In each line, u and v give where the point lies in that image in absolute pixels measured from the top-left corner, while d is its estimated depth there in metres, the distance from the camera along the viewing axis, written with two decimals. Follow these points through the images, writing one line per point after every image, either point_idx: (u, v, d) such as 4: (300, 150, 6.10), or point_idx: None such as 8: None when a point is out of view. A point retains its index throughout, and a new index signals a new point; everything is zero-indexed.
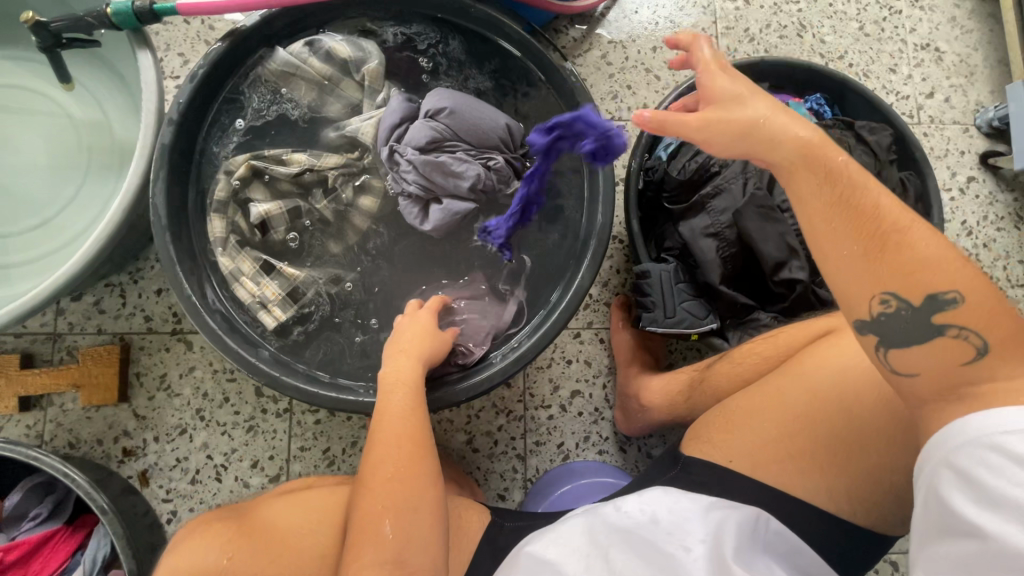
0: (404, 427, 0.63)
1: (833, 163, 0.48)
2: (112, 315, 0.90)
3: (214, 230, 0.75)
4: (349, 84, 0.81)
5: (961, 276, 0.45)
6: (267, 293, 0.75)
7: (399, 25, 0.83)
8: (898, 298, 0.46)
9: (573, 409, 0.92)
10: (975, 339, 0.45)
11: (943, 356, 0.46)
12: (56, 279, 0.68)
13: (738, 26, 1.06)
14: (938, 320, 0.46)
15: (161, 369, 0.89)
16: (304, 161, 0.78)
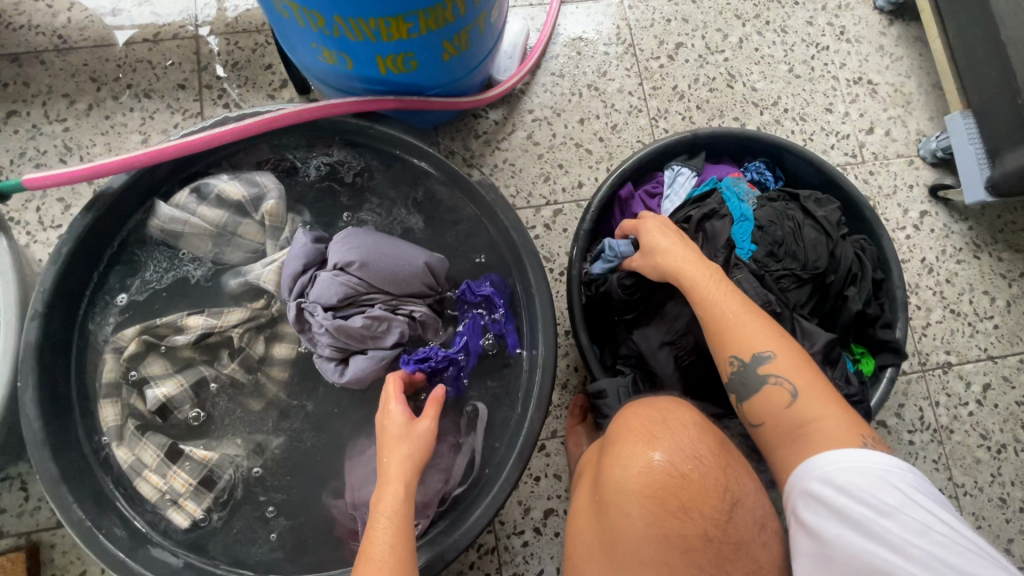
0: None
1: (686, 263, 0.65)
2: (14, 513, 0.79)
3: (107, 420, 0.65)
4: (249, 228, 0.72)
5: (773, 338, 0.59)
6: (176, 485, 0.65)
7: (292, 154, 0.75)
8: (739, 357, 0.59)
9: (548, 531, 0.85)
10: (789, 385, 0.57)
11: (770, 403, 0.58)
12: None
13: (665, 85, 1.00)
14: (765, 372, 0.58)
15: (78, 566, 0.78)
16: (200, 325, 0.67)
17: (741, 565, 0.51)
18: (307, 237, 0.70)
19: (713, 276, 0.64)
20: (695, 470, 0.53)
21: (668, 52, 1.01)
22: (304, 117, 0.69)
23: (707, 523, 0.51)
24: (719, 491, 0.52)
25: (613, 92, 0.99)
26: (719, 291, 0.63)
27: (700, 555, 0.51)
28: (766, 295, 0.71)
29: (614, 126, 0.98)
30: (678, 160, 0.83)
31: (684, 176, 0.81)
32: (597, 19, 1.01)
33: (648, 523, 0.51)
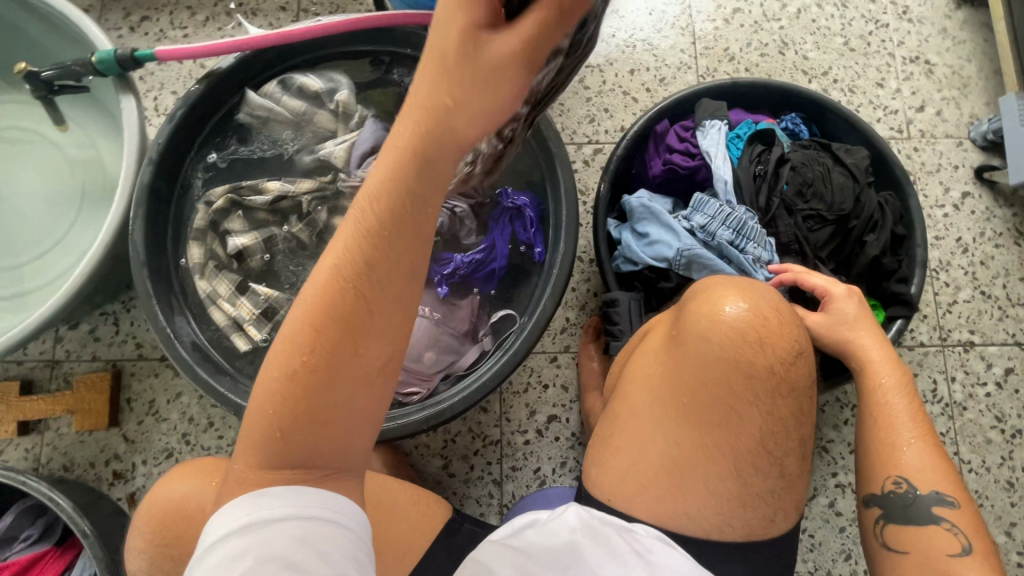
0: (331, 310, 0.43)
1: (871, 346, 0.61)
2: (105, 343, 0.94)
3: (193, 257, 0.79)
4: (324, 117, 0.84)
5: (953, 479, 0.53)
6: (242, 312, 0.78)
7: (369, 61, 0.85)
8: (909, 482, 0.54)
9: (549, 434, 0.92)
10: (963, 536, 0.50)
11: (928, 538, 0.51)
12: (39, 317, 0.73)
13: (717, 46, 1.05)
14: (938, 512, 0.52)
15: (150, 394, 0.93)
16: (277, 188, 0.80)
17: (790, 402, 0.53)
18: (375, 122, 0.82)
19: (916, 398, 0.58)
20: (775, 318, 0.54)
21: (724, 17, 1.06)
22: (384, 25, 0.78)
23: (778, 359, 0.53)
24: (792, 340, 0.54)
25: (665, 48, 1.05)
26: (888, 370, 0.60)
27: (758, 391, 0.52)
28: (794, 233, 0.77)
29: (662, 79, 1.04)
30: (706, 114, 0.84)
31: (717, 130, 0.83)
32: None
33: (720, 349, 0.52)
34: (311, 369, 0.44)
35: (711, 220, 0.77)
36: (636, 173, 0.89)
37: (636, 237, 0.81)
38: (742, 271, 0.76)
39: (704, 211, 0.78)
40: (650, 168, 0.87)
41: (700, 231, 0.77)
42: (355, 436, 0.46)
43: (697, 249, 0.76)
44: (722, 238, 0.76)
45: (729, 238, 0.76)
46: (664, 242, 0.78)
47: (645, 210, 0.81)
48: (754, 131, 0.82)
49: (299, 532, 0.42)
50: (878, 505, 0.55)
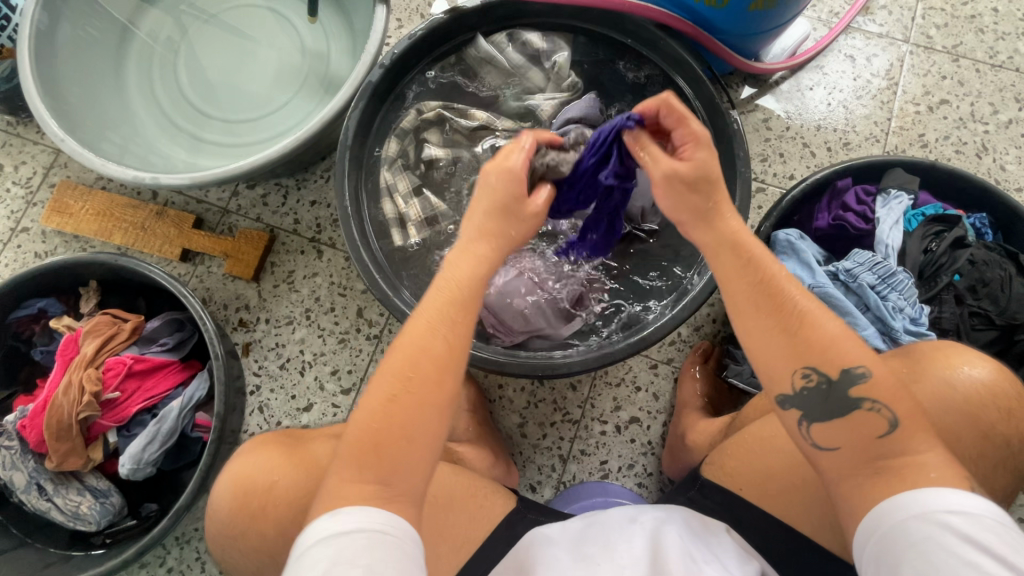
0: (392, 378, 0.52)
1: None
2: (271, 209, 1.04)
3: (389, 150, 0.91)
4: (537, 73, 0.93)
5: (863, 353, 0.50)
6: (410, 212, 0.91)
7: (588, 42, 0.92)
8: (820, 374, 0.50)
9: (626, 434, 0.93)
10: (890, 413, 0.48)
11: (859, 427, 0.49)
12: (252, 163, 0.85)
13: (913, 129, 1.03)
14: (854, 395, 0.49)
15: (290, 265, 1.02)
16: (484, 118, 0.93)
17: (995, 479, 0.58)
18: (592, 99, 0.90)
19: None
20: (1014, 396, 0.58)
21: (929, 104, 1.04)
22: (623, 9, 0.84)
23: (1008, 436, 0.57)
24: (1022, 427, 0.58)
25: (859, 116, 1.04)
26: None
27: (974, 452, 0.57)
28: (958, 322, 0.74)
29: (846, 144, 1.03)
30: (895, 183, 0.84)
31: (898, 202, 0.81)
32: (874, 51, 1.07)
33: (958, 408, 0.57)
34: (389, 403, 0.51)
35: (858, 268, 0.73)
36: (797, 220, 0.90)
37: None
38: (876, 320, 0.70)
39: (852, 258, 0.74)
40: (816, 220, 0.86)
41: (842, 273, 0.74)
42: (406, 477, 0.50)
43: (829, 289, 0.73)
44: (863, 281, 0.71)
45: (871, 283, 0.71)
46: (798, 277, 0.76)
47: (788, 245, 0.81)
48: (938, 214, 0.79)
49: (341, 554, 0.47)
50: (792, 404, 0.51)
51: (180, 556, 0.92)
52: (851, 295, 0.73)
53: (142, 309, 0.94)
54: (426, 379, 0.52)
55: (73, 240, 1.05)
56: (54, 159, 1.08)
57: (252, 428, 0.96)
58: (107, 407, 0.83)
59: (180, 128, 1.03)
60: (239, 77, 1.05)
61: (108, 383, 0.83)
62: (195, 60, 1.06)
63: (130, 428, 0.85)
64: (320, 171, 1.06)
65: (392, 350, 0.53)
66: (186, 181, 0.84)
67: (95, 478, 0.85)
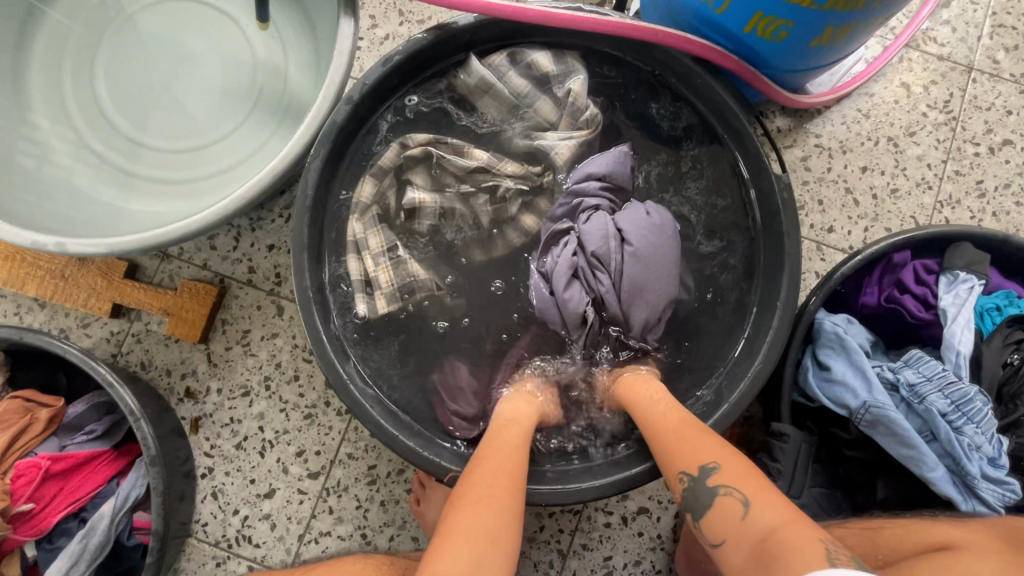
0: (491, 478, 0.55)
1: None
2: (220, 255, 0.87)
3: (362, 194, 0.73)
4: (547, 104, 0.76)
5: (719, 448, 0.54)
6: (380, 278, 0.73)
7: (605, 72, 0.76)
8: (687, 473, 0.53)
9: (633, 527, 0.82)
10: (742, 496, 0.50)
11: (723, 517, 0.50)
12: (182, 228, 0.65)
13: (970, 174, 0.90)
14: (711, 484, 0.52)
15: (245, 324, 0.86)
16: (483, 159, 0.74)
17: None
18: (628, 155, 0.76)
19: None
20: None
21: (990, 144, 0.91)
22: (653, 38, 0.68)
23: None
24: None
25: (911, 156, 0.90)
26: None
27: None
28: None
29: (895, 189, 0.89)
30: (961, 262, 0.70)
31: (967, 289, 0.69)
32: (933, 76, 0.92)
33: None
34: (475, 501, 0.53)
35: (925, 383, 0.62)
36: (840, 292, 0.75)
37: (814, 365, 0.68)
38: (946, 452, 0.60)
39: (920, 369, 0.62)
40: (863, 295, 0.73)
41: (904, 386, 0.62)
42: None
43: (891, 410, 0.61)
44: (936, 408, 0.60)
45: (943, 409, 0.60)
46: (850, 386, 0.64)
47: (836, 340, 0.67)
48: (1016, 312, 0.66)
49: None
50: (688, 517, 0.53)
51: None
52: (912, 417, 0.62)
53: (64, 386, 0.78)
54: (503, 483, 0.55)
55: None
56: None
57: (205, 517, 0.83)
58: (20, 519, 0.69)
59: (102, 155, 0.84)
60: (175, 89, 0.85)
61: (19, 492, 0.68)
62: (116, 66, 0.85)
63: (52, 539, 0.71)
64: (279, 208, 0.88)
65: (475, 465, 0.58)
66: (102, 250, 0.66)
67: None
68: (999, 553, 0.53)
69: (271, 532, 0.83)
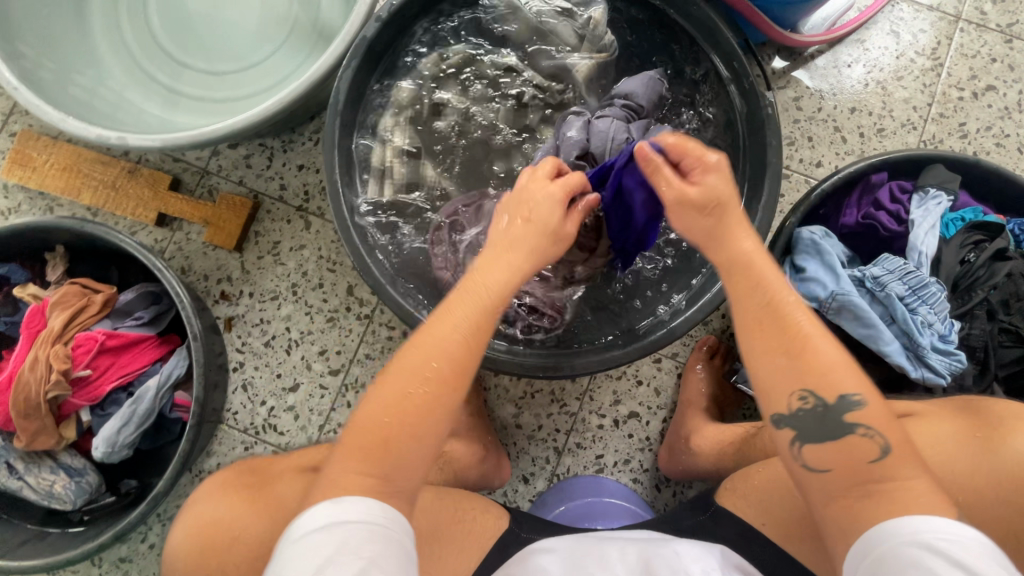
0: (435, 361, 0.51)
1: None
2: (255, 173, 0.96)
3: (398, 99, 0.82)
4: (564, 28, 0.82)
5: (861, 381, 0.49)
6: (392, 170, 0.83)
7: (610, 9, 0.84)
8: (817, 397, 0.48)
9: (624, 429, 0.90)
10: (883, 440, 0.47)
11: (849, 452, 0.48)
12: (229, 126, 0.74)
13: (953, 117, 0.96)
14: (848, 420, 0.48)
15: (276, 235, 0.95)
16: (511, 64, 0.83)
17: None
18: (661, 83, 0.81)
19: None
20: None
21: (974, 90, 0.96)
22: None
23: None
24: None
25: (897, 99, 0.96)
26: None
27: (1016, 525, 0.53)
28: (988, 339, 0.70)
29: (881, 129, 0.95)
30: (934, 181, 0.77)
31: (935, 203, 0.75)
32: (921, 25, 0.98)
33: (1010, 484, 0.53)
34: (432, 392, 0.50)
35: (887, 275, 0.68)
36: (823, 213, 0.83)
37: (792, 271, 0.75)
38: (901, 331, 0.65)
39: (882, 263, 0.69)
40: (842, 214, 0.80)
41: (868, 279, 0.68)
42: (410, 471, 0.49)
43: (853, 296, 0.68)
44: (892, 290, 0.66)
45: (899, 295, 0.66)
46: (820, 281, 0.71)
47: (810, 245, 0.74)
48: (979, 220, 0.73)
49: (367, 532, 0.44)
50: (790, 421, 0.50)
51: (161, 533, 0.89)
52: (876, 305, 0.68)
53: (115, 279, 0.87)
54: (458, 365, 0.51)
55: (38, 197, 0.97)
56: (14, 105, 0.98)
57: (235, 406, 0.92)
58: (78, 385, 0.78)
59: (152, 78, 0.93)
60: (220, 18, 0.94)
61: (78, 360, 0.77)
62: None
63: (105, 407, 0.80)
64: (309, 132, 0.97)
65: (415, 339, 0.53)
66: (157, 145, 0.75)
67: (69, 456, 0.81)
68: (945, 412, 0.60)
69: (294, 422, 0.91)
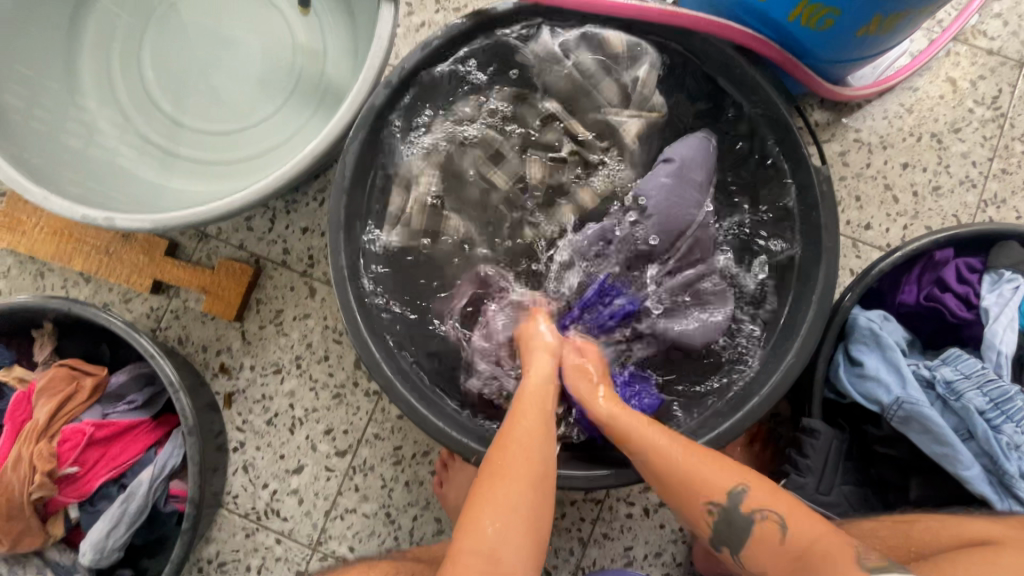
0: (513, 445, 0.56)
1: None
2: (256, 236, 0.90)
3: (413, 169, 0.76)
4: (609, 86, 0.77)
5: (737, 469, 0.56)
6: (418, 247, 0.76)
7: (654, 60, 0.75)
8: (716, 505, 0.54)
9: (655, 518, 0.82)
10: (777, 518, 0.52)
11: (761, 545, 0.52)
12: (226, 205, 0.68)
13: (1017, 173, 0.87)
14: (745, 511, 0.53)
15: (279, 304, 0.89)
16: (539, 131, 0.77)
17: None
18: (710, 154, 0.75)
19: None
20: None
21: None
22: (695, 26, 0.68)
23: None
24: None
25: (955, 153, 0.88)
26: None
27: None
28: None
29: (937, 187, 0.87)
30: (1007, 262, 0.68)
31: (1011, 288, 0.67)
32: (981, 71, 0.89)
33: None
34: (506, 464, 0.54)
35: (962, 381, 0.60)
36: (876, 288, 0.74)
37: (846, 362, 0.67)
38: (983, 450, 0.59)
39: (957, 366, 0.61)
40: (900, 292, 0.72)
41: (940, 383, 0.61)
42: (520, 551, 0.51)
43: (924, 406, 0.60)
44: (972, 404, 0.59)
45: (979, 406, 0.59)
46: (883, 382, 0.63)
47: (870, 337, 0.66)
48: None
49: None
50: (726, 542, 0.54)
51: None
52: (948, 414, 0.61)
53: (107, 358, 0.81)
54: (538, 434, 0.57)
55: (28, 261, 0.91)
56: None
57: (236, 489, 0.86)
58: (66, 482, 0.72)
59: (146, 135, 0.87)
60: (218, 71, 0.87)
61: (65, 456, 0.72)
62: (163, 49, 0.88)
63: (94, 503, 0.74)
64: (314, 191, 0.90)
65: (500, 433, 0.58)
66: (148, 226, 0.68)
67: (57, 553, 0.75)
68: None
69: (298, 507, 0.85)
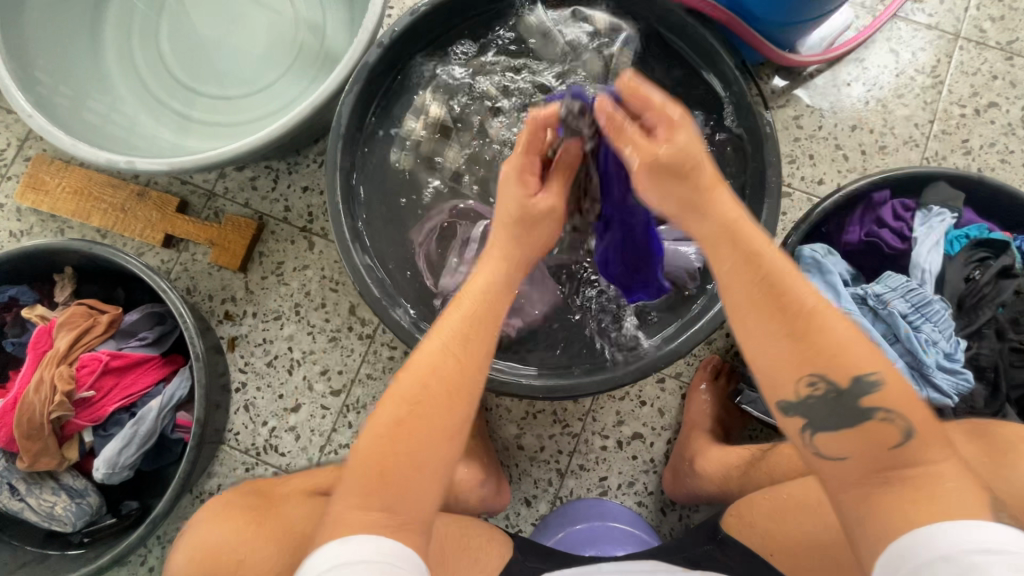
0: (412, 387, 0.47)
1: None
2: (260, 195, 0.97)
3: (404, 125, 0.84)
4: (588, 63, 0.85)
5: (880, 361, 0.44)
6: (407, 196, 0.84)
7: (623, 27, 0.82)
8: (828, 380, 0.43)
9: (628, 450, 0.88)
10: (903, 423, 0.42)
11: (873, 442, 0.43)
12: (234, 149, 0.76)
13: (957, 134, 0.95)
14: (869, 404, 0.43)
15: (280, 256, 0.96)
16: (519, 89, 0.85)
17: None
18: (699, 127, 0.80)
19: None
20: None
21: (976, 106, 0.96)
22: None
23: None
24: None
25: (898, 117, 0.96)
26: None
27: None
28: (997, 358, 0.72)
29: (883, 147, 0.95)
30: (937, 199, 0.76)
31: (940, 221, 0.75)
32: (920, 44, 0.98)
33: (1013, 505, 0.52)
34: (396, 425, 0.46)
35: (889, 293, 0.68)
36: (824, 231, 0.82)
37: None
38: (907, 350, 0.66)
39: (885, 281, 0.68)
40: (845, 233, 0.79)
41: (871, 296, 0.68)
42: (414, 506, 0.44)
43: (855, 315, 0.67)
44: (897, 310, 0.66)
45: (903, 313, 0.66)
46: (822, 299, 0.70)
47: (812, 265, 0.73)
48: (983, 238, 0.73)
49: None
50: (796, 412, 0.45)
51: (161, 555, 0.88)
52: (879, 323, 0.68)
53: (121, 300, 0.88)
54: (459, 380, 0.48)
55: (50, 219, 0.99)
56: (30, 130, 1.01)
57: (237, 427, 0.92)
58: (81, 406, 0.79)
59: (161, 103, 0.95)
60: (228, 44, 0.96)
61: (82, 381, 0.78)
62: (179, 26, 0.97)
63: (107, 428, 0.81)
64: (313, 154, 0.98)
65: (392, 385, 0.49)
66: (164, 168, 0.76)
67: (72, 477, 0.81)
68: (962, 440, 0.59)
69: (295, 443, 0.91)
